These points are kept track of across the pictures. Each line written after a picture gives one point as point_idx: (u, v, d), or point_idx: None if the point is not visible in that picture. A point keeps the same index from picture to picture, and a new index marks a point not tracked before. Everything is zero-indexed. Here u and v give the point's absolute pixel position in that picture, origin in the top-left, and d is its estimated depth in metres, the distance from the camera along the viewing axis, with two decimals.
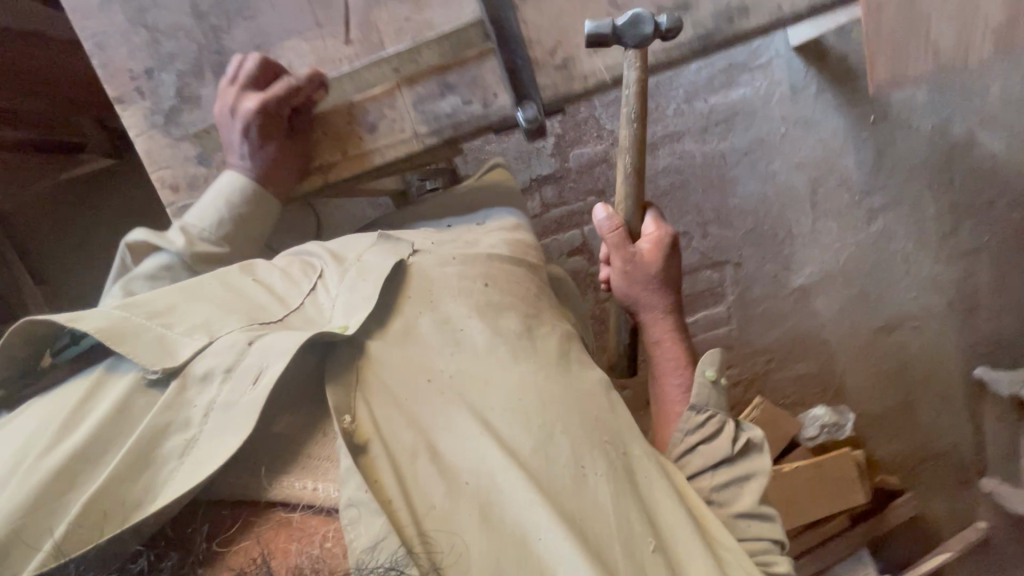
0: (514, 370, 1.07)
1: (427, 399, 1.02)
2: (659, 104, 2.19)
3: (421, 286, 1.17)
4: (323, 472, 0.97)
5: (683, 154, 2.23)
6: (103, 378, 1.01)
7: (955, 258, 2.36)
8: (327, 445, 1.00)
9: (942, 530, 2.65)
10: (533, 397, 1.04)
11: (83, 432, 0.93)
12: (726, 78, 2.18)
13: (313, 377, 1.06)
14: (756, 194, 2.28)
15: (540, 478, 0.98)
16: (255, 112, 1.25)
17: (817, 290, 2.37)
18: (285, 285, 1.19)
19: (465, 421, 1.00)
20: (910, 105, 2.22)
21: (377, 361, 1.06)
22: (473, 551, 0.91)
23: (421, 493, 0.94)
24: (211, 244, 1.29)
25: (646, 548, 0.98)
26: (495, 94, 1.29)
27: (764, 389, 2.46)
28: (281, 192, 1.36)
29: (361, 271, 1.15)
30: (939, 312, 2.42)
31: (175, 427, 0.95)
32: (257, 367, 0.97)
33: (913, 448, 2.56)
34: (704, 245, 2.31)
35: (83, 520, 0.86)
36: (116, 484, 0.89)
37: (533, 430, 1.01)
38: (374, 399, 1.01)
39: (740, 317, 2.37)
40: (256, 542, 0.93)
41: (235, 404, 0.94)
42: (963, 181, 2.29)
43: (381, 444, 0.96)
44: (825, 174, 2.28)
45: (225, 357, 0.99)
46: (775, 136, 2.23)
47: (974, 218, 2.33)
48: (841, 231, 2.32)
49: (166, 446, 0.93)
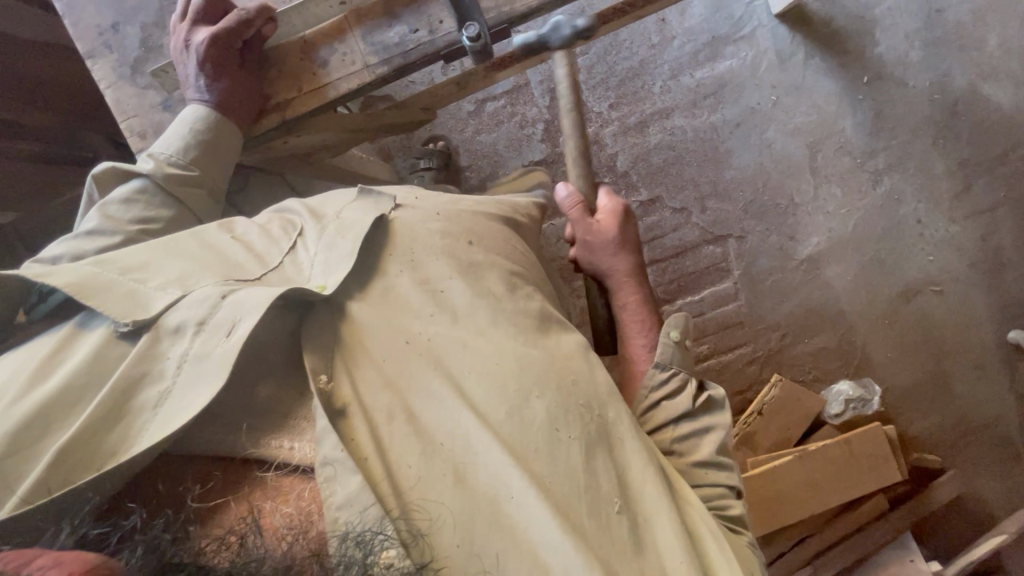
0: (493, 335, 1.03)
1: (402, 363, 1.00)
2: (647, 84, 2.27)
3: (402, 246, 1.13)
4: (303, 432, 0.93)
5: (674, 130, 2.26)
6: (77, 333, 0.97)
7: (973, 217, 2.23)
8: (303, 407, 0.95)
9: (994, 514, 2.34)
10: (511, 361, 1.01)
11: (52, 385, 0.88)
12: (711, 51, 2.24)
13: (289, 338, 1.01)
14: (754, 164, 2.25)
15: (513, 442, 0.95)
16: (207, 43, 1.29)
17: (827, 258, 2.27)
18: (263, 245, 1.15)
19: (439, 385, 0.98)
20: (904, 63, 2.20)
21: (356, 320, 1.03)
22: (442, 513, 0.89)
23: (395, 455, 0.92)
24: (181, 167, 1.32)
25: (616, 512, 0.95)
26: (438, 21, 1.33)
27: (782, 366, 2.31)
28: (239, 122, 1.37)
29: (340, 230, 1.13)
30: (962, 276, 2.25)
31: (147, 379, 0.90)
32: (229, 320, 0.93)
33: (952, 423, 2.31)
34: (703, 219, 2.27)
35: (61, 468, 0.81)
36: (89, 434, 0.83)
37: (507, 395, 0.98)
38: (354, 365, 0.99)
39: (748, 291, 2.29)
40: (232, 503, 0.88)
41: (209, 356, 0.90)
42: (970, 137, 2.20)
43: (359, 407, 0.94)
44: (823, 139, 2.24)
45: (197, 311, 0.94)
46: (767, 105, 2.23)
47: (989, 174, 2.21)
48: (847, 196, 2.25)
49: (139, 397, 0.88)
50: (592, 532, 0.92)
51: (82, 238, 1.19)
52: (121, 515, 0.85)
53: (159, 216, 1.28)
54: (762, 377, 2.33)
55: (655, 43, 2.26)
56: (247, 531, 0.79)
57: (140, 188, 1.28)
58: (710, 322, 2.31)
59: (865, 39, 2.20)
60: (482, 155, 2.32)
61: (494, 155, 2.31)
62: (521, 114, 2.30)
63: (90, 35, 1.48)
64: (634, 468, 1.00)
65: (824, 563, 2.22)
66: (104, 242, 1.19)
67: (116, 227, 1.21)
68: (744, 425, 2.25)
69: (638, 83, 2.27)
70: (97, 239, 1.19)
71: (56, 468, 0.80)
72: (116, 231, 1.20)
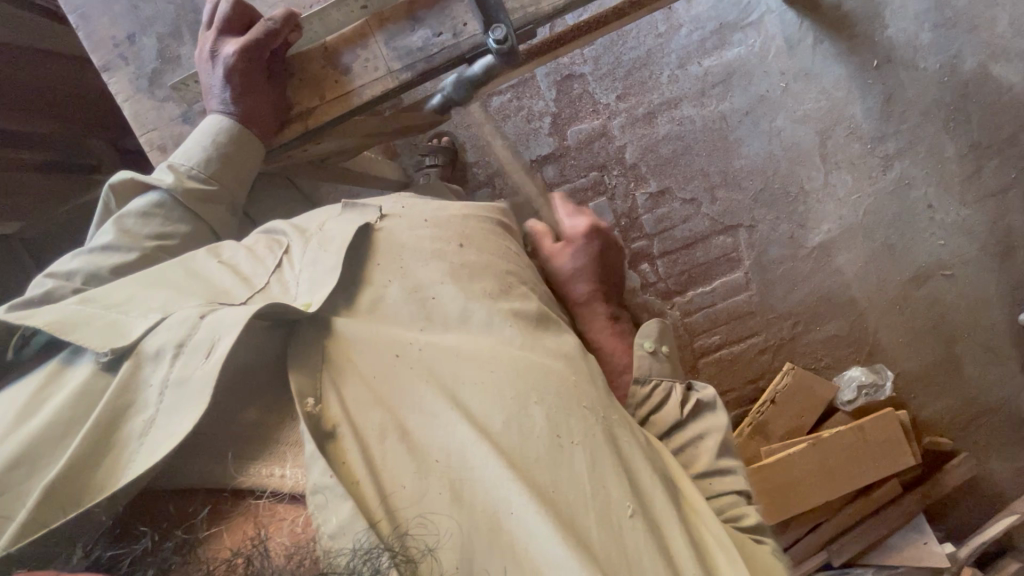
0: (487, 345, 0.99)
1: (393, 378, 0.94)
2: (655, 74, 2.24)
3: (392, 254, 1.10)
4: (291, 457, 0.88)
5: (682, 120, 2.23)
6: (65, 366, 0.93)
7: (983, 199, 2.22)
8: (290, 429, 0.91)
9: (1006, 494, 2.36)
10: (508, 369, 0.96)
11: (36, 423, 0.84)
12: (718, 39, 2.22)
13: (271, 362, 0.96)
14: (763, 152, 2.23)
15: (513, 451, 0.88)
16: (236, 54, 1.28)
17: (838, 246, 2.26)
18: (249, 267, 1.12)
19: (433, 398, 0.92)
20: (915, 45, 2.17)
21: (341, 338, 0.98)
22: (441, 533, 0.82)
23: (389, 474, 0.85)
24: (199, 181, 1.34)
25: (627, 518, 0.87)
26: (463, 23, 1.34)
27: (794, 355, 2.32)
28: (262, 133, 1.38)
29: (324, 242, 1.10)
30: (973, 259, 2.24)
31: (131, 411, 0.85)
32: (208, 335, 0.88)
33: (963, 407, 2.32)
34: (713, 210, 2.26)
35: (44, 507, 0.75)
36: (76, 467, 0.79)
37: (504, 403, 0.92)
38: (343, 383, 0.93)
39: (759, 280, 2.28)
40: (225, 532, 0.82)
41: (190, 380, 0.85)
42: (981, 120, 2.18)
43: (350, 429, 0.88)
44: (833, 125, 2.21)
45: (177, 331, 0.90)
46: (776, 92, 2.21)
47: (999, 157, 2.19)
48: (856, 183, 2.24)
49: (125, 429, 0.84)
50: (602, 543, 0.85)
51: (95, 252, 1.21)
52: (133, 540, 0.80)
53: (176, 231, 1.30)
54: (774, 367, 2.33)
55: (661, 32, 2.23)
56: (253, 552, 0.73)
57: (158, 202, 1.30)
58: (721, 313, 2.30)
59: (874, 23, 2.17)
60: (490, 151, 2.30)
61: (501, 150, 2.30)
62: (527, 108, 2.28)
63: (96, 38, 1.45)
64: (643, 475, 0.94)
65: (838, 547, 2.25)
66: (119, 257, 1.21)
67: (132, 243, 1.24)
68: (757, 414, 2.26)
69: (646, 74, 2.24)
70: (111, 255, 1.21)
71: (42, 505, 0.75)
72: (129, 247, 1.23)
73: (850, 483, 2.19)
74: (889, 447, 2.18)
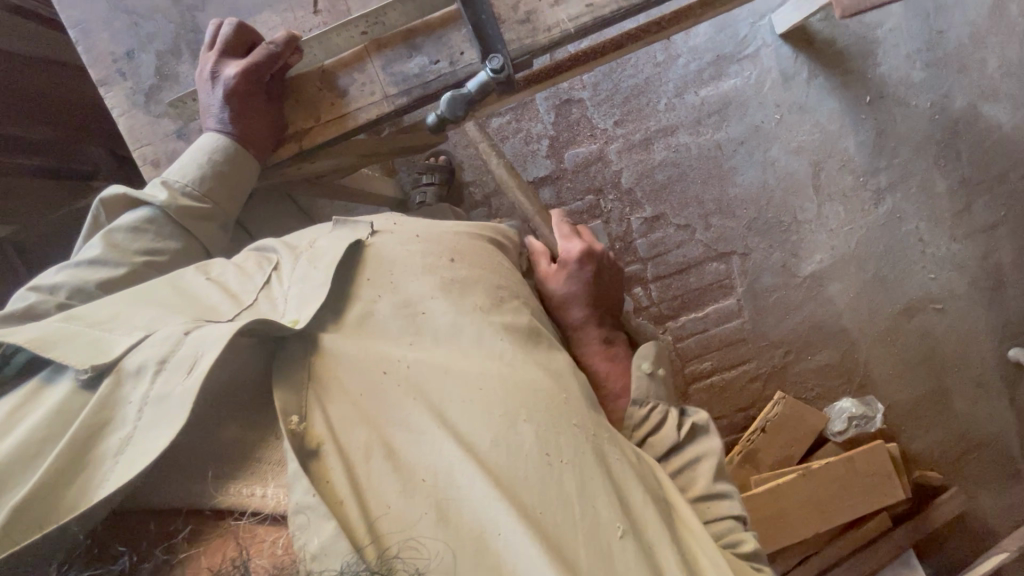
0: (474, 362, 0.98)
1: (379, 396, 0.93)
2: (652, 101, 2.27)
3: (382, 270, 1.09)
4: (273, 476, 0.86)
5: (678, 147, 2.26)
6: (42, 387, 0.91)
7: (973, 235, 2.24)
8: (272, 446, 0.89)
9: (996, 531, 2.35)
10: (496, 386, 0.94)
11: (9, 443, 0.82)
12: (714, 70, 2.26)
13: (255, 378, 0.95)
14: (757, 181, 2.26)
15: (500, 471, 0.87)
16: (236, 75, 1.29)
17: (829, 276, 2.28)
18: (237, 283, 1.11)
19: (420, 417, 0.91)
20: (906, 83, 2.22)
21: (325, 357, 0.96)
22: (426, 556, 0.81)
23: (374, 494, 0.84)
24: (194, 198, 1.34)
25: (616, 538, 0.86)
26: (460, 52, 1.36)
27: (785, 384, 2.31)
28: (258, 154, 1.38)
29: (312, 258, 1.09)
30: (963, 294, 2.26)
31: (104, 428, 0.83)
32: (188, 351, 0.87)
33: (953, 441, 2.31)
34: (707, 236, 2.27)
35: (15, 527, 0.73)
36: (44, 488, 0.76)
37: (492, 422, 0.90)
38: (328, 400, 0.91)
39: (751, 308, 2.29)
40: (203, 553, 0.81)
41: (169, 396, 0.83)
42: (971, 157, 2.22)
43: (335, 448, 0.86)
44: (827, 157, 2.25)
45: (158, 348, 0.88)
46: (771, 123, 2.25)
47: (989, 194, 2.23)
48: (848, 214, 2.26)
49: (101, 447, 0.82)
50: (592, 565, 0.83)
51: (83, 267, 1.22)
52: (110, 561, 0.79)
53: (166, 247, 1.31)
54: (765, 395, 2.32)
55: (659, 61, 2.28)
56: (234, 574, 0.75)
57: (148, 218, 1.31)
58: (713, 340, 2.30)
59: (867, 60, 2.22)
60: (487, 171, 2.32)
61: None
62: (525, 130, 2.31)
63: (96, 52, 1.46)
64: (633, 493, 0.93)
65: None
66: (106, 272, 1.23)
67: (120, 258, 1.25)
68: (747, 442, 2.24)
69: (644, 101, 2.28)
70: (99, 269, 1.23)
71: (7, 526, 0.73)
72: (117, 263, 1.24)
73: (840, 516, 2.17)
74: (879, 480, 2.17)
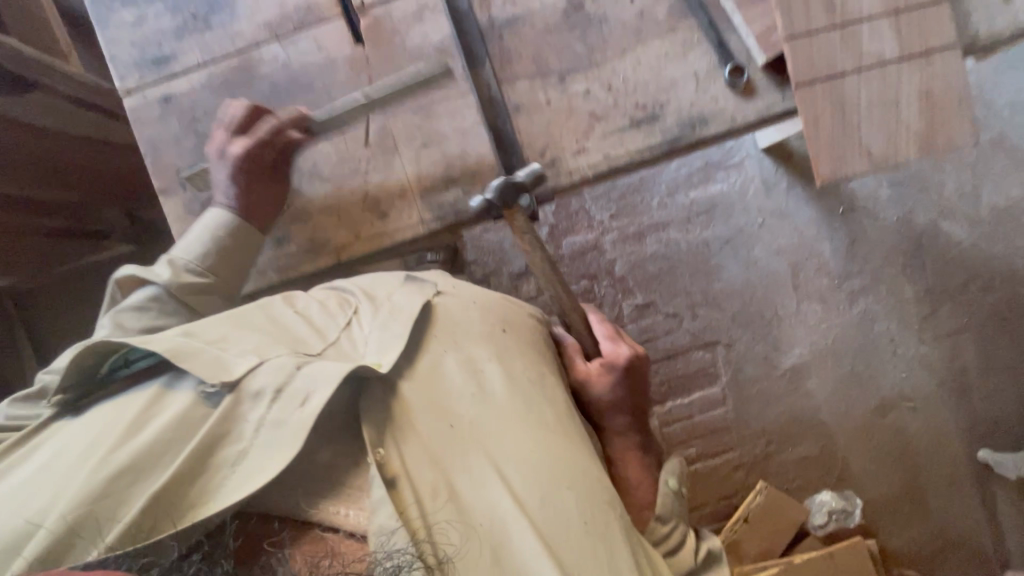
0: (547, 407, 0.83)
1: (441, 434, 0.75)
2: (646, 198, 2.44)
3: (447, 326, 0.87)
4: (359, 495, 0.69)
5: (669, 242, 2.42)
6: (167, 298, 0.85)
7: (939, 338, 2.39)
8: (354, 468, 0.71)
9: None
10: (559, 433, 0.80)
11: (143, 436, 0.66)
12: (703, 174, 2.45)
13: (343, 411, 0.75)
14: (741, 277, 2.40)
15: (552, 538, 0.71)
16: None
17: (808, 370, 2.39)
18: (318, 316, 0.88)
19: (479, 459, 0.74)
20: (874, 197, 2.44)
21: (403, 401, 0.76)
22: None
23: (441, 536, 0.69)
24: None
25: None
26: None
27: (767, 474, 2.36)
28: None
29: (392, 310, 0.86)
30: (932, 394, 2.38)
31: (221, 442, 0.67)
32: (308, 382, 0.70)
33: (929, 538, 2.36)
34: (694, 325, 2.38)
35: (62, 540, 0.59)
36: (117, 475, 0.63)
37: (550, 472, 0.75)
38: (403, 433, 0.74)
39: (735, 397, 2.37)
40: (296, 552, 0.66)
41: (283, 425, 0.67)
42: (933, 267, 2.41)
43: (408, 483, 0.70)
44: (805, 259, 2.42)
45: (259, 381, 0.70)
46: (753, 225, 2.42)
47: (951, 301, 2.40)
48: (825, 313, 2.41)
49: (221, 453, 0.67)
50: None
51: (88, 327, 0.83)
52: None
53: None
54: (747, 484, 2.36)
55: None
56: None
57: None
58: (698, 427, 2.36)
59: None
60: (488, 252, 2.43)
61: (498, 252, 2.43)
62: None
63: None
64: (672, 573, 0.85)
65: None
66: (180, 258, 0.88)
67: None
68: (732, 532, 2.25)
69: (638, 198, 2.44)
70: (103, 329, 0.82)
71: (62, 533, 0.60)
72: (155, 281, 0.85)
73: None
74: None
